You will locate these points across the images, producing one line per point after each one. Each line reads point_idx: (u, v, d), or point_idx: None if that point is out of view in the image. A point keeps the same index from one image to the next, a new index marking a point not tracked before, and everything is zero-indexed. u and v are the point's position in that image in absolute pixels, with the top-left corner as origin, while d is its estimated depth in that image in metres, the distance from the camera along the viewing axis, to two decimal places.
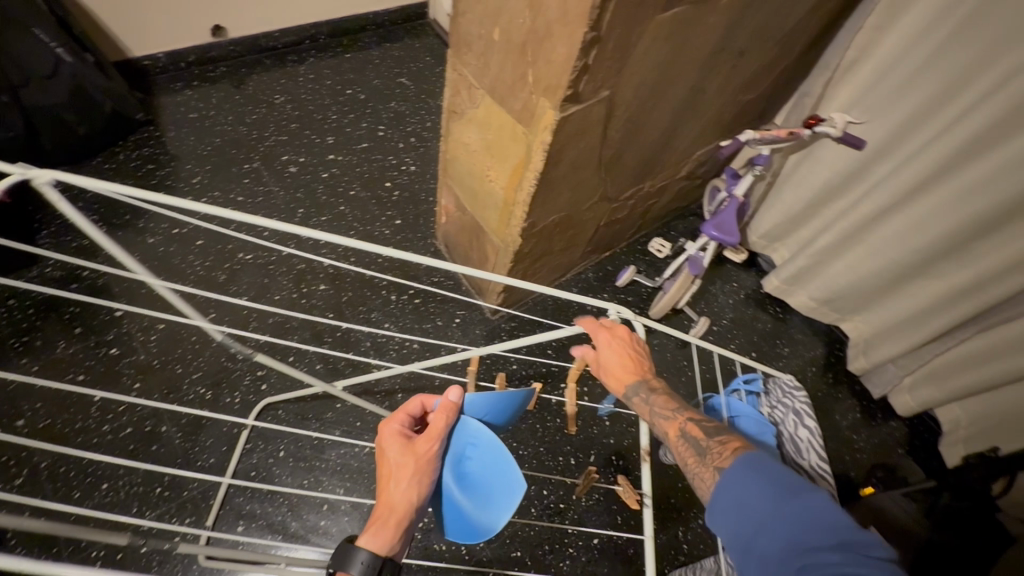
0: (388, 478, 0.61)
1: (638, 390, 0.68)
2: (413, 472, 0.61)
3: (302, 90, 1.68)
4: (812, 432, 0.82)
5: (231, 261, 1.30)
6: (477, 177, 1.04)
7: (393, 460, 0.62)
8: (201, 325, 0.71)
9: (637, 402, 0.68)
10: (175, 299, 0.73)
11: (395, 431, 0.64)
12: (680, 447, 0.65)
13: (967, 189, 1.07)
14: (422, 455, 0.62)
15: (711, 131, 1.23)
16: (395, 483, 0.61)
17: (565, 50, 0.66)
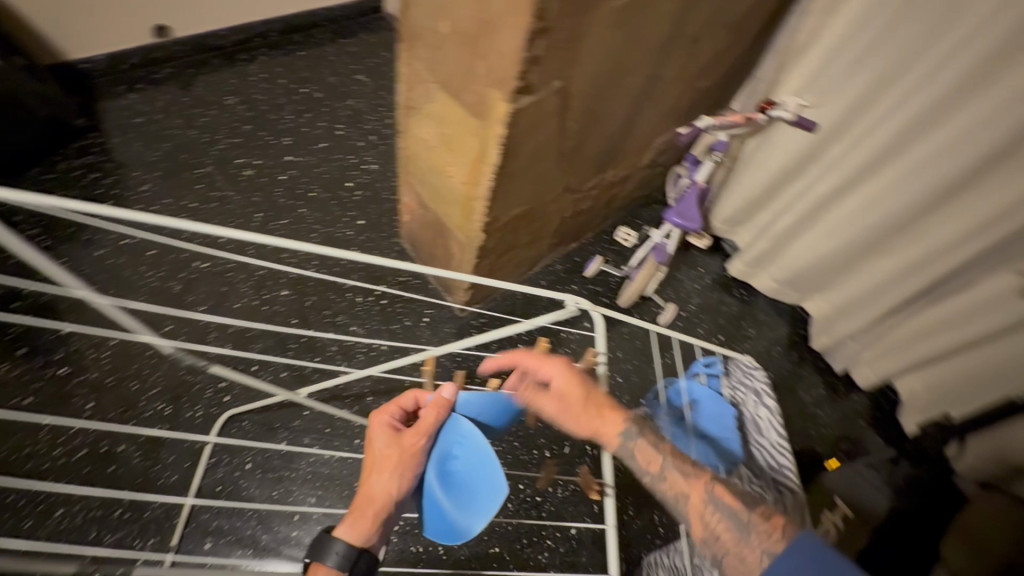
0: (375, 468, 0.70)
1: (625, 436, 0.73)
2: (395, 465, 0.69)
3: (255, 90, 1.62)
4: (772, 410, 0.89)
5: (186, 270, 1.25)
6: (436, 174, 1.02)
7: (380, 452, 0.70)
8: (151, 343, 0.67)
9: (627, 446, 0.73)
10: (121, 316, 0.69)
11: (386, 425, 0.73)
12: (716, 518, 0.66)
13: (914, 168, 1.11)
14: (405, 450, 0.70)
15: (669, 119, 1.24)
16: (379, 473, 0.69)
17: (513, 41, 0.65)
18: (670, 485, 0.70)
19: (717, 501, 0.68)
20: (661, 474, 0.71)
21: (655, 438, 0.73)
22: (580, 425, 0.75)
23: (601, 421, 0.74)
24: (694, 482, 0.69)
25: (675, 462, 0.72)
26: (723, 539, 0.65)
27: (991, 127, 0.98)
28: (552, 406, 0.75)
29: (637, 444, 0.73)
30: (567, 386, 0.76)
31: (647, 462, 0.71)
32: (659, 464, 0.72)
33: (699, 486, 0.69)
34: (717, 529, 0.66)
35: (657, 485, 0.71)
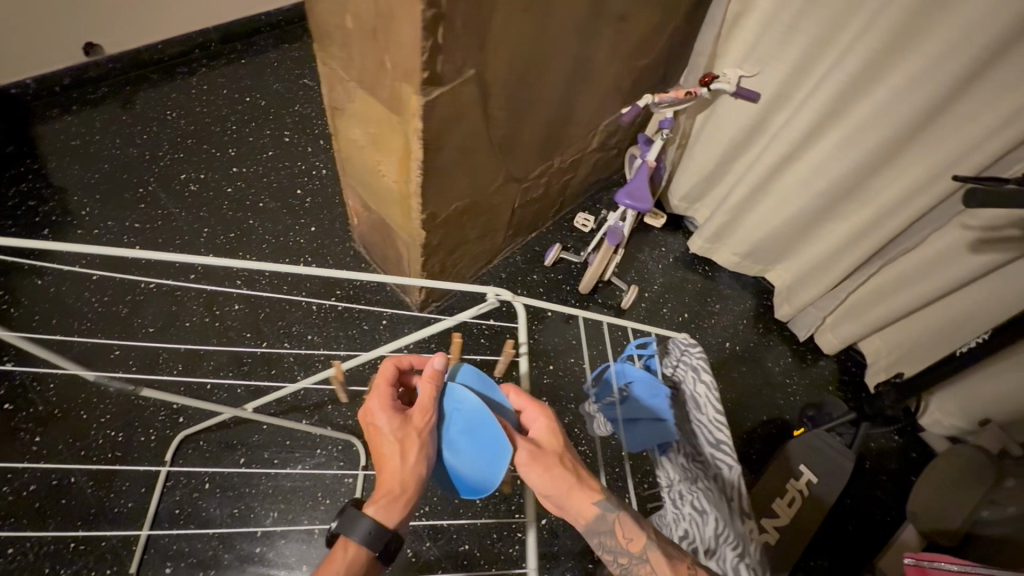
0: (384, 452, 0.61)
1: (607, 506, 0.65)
2: (415, 442, 0.61)
3: (196, 103, 1.58)
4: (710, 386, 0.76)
5: (132, 292, 1.23)
6: (371, 173, 1.00)
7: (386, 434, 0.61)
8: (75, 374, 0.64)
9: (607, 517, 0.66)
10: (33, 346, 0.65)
11: (384, 406, 0.63)
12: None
13: (856, 130, 1.09)
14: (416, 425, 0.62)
15: (611, 100, 1.23)
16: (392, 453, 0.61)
17: (410, 32, 0.64)
18: (652, 569, 0.64)
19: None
20: (641, 554, 0.66)
21: (636, 514, 0.68)
22: (550, 484, 0.65)
23: (585, 483, 0.66)
24: (677, 565, 0.64)
25: (658, 544, 0.66)
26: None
27: (925, 84, 0.96)
28: (525, 453, 0.65)
29: (618, 517, 0.66)
30: (549, 437, 0.68)
31: (629, 540, 0.66)
32: (641, 543, 0.66)
33: (681, 569, 0.64)
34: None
35: (633, 567, 0.65)
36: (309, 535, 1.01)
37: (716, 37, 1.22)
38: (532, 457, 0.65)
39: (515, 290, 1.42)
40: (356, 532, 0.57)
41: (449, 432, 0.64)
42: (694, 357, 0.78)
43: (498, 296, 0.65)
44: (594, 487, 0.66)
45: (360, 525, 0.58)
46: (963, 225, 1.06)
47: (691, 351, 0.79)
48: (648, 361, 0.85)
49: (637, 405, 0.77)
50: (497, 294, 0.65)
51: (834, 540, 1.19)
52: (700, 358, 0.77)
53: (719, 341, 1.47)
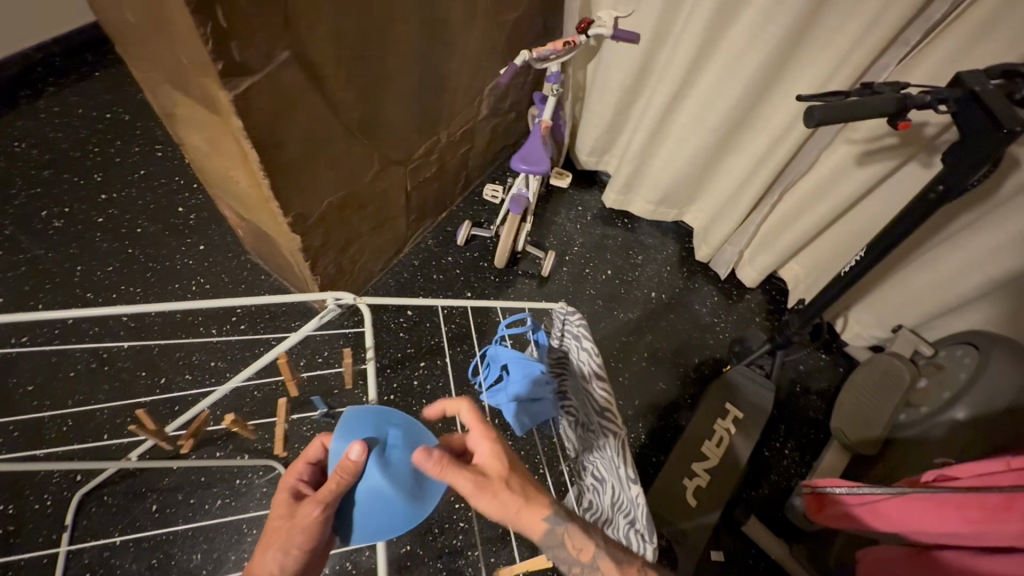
0: (279, 530, 0.55)
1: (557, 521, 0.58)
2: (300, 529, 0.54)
3: (48, 129, 1.42)
4: (591, 353, 0.78)
5: (3, 350, 1.11)
6: (228, 181, 0.91)
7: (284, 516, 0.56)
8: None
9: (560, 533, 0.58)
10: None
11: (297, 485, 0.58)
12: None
13: (734, 57, 1.06)
14: (316, 505, 0.54)
15: (487, 61, 1.15)
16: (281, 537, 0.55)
17: (182, 19, 0.55)
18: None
19: None
20: (592, 562, 0.60)
21: (584, 521, 0.62)
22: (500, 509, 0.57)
23: (529, 499, 0.58)
24: (625, 569, 0.59)
25: (606, 549, 0.61)
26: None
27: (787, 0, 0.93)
28: (467, 483, 0.56)
29: (567, 528, 0.59)
30: (490, 457, 0.60)
31: (580, 550, 0.59)
32: (592, 550, 0.60)
33: (630, 573, 0.59)
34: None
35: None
36: (239, 569, 0.97)
37: None
38: (477, 486, 0.57)
39: (430, 274, 1.36)
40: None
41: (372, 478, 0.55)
42: (574, 326, 0.81)
43: (338, 301, 0.64)
44: (540, 501, 0.59)
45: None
46: (847, 140, 1.06)
47: (571, 318, 0.83)
48: (539, 335, 0.87)
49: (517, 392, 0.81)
50: (336, 299, 0.64)
51: (772, 466, 1.23)
52: (580, 325, 0.81)
53: (646, 293, 1.46)
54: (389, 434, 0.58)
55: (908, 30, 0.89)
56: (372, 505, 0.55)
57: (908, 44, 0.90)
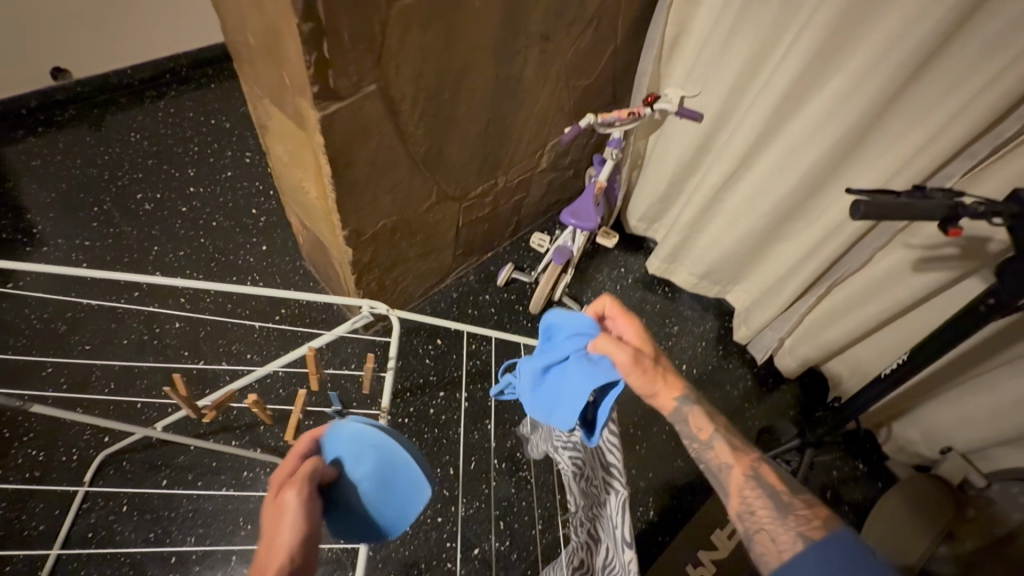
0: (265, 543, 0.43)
1: (687, 402, 0.62)
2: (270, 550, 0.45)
3: (161, 126, 1.61)
4: None
5: (74, 309, 1.22)
6: (299, 192, 1.00)
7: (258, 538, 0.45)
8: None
9: (689, 410, 0.63)
10: None
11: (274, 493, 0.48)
12: (749, 489, 0.59)
13: (794, 146, 1.08)
14: (290, 507, 0.44)
15: (553, 119, 1.23)
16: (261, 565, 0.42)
17: (293, 47, 0.64)
18: (715, 456, 0.62)
19: (759, 477, 0.60)
20: (708, 442, 0.63)
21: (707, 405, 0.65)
22: (647, 379, 0.61)
23: (672, 381, 0.63)
24: (741, 456, 0.62)
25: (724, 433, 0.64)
26: (756, 504, 0.58)
27: (853, 101, 0.95)
28: (627, 354, 0.61)
29: (693, 409, 0.63)
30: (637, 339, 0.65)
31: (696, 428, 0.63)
32: (710, 432, 0.63)
33: (744, 459, 0.62)
34: (754, 501, 0.58)
35: (703, 453, 0.63)
36: (226, 561, 0.98)
37: (657, 58, 1.21)
38: (635, 360, 0.61)
39: (466, 309, 1.40)
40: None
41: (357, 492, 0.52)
42: None
43: (373, 309, 0.68)
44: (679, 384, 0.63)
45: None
46: (905, 244, 1.03)
47: None
48: None
49: (559, 366, 0.66)
50: (372, 307, 0.68)
51: None
52: None
53: (677, 364, 1.43)
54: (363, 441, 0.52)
55: (978, 142, 0.87)
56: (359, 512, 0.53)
57: (976, 157, 0.88)
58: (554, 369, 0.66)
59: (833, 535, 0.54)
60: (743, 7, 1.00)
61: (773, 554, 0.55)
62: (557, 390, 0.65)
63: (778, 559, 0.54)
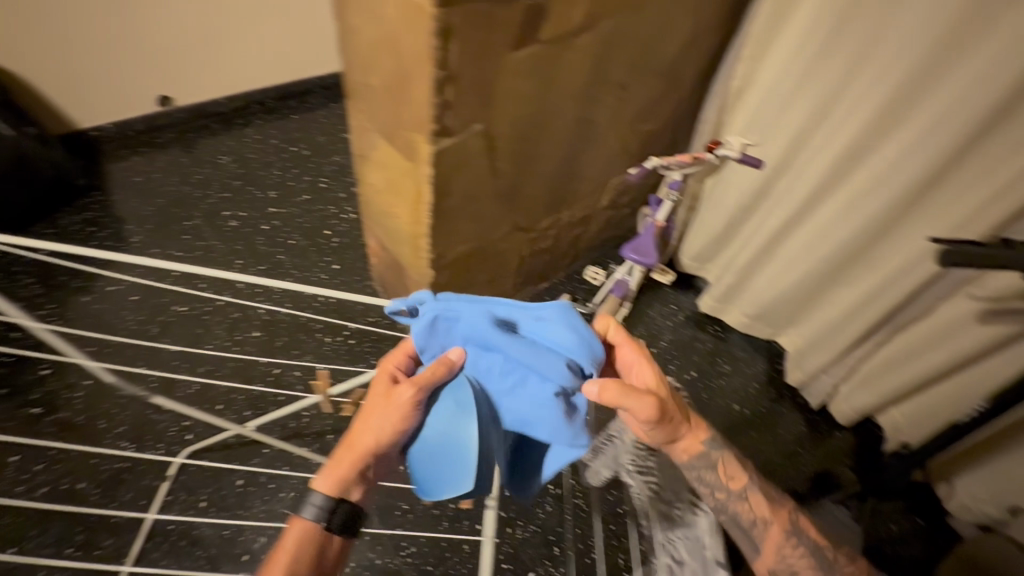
0: (369, 413, 0.67)
1: (716, 448, 0.76)
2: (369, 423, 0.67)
3: (247, 150, 1.75)
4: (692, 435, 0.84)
5: (165, 313, 1.32)
6: (388, 217, 1.08)
7: (379, 372, 0.71)
8: (77, 362, 0.73)
9: (718, 456, 0.77)
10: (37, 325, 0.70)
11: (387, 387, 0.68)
12: (783, 537, 0.77)
13: (856, 196, 1.12)
14: (394, 420, 0.65)
15: (619, 160, 1.30)
16: (361, 420, 0.68)
17: (422, 89, 0.73)
18: (748, 506, 0.78)
19: (789, 526, 0.78)
20: (740, 491, 0.78)
21: (735, 455, 0.79)
22: (666, 422, 0.72)
23: (695, 422, 0.77)
24: (772, 507, 0.78)
25: (752, 483, 0.79)
26: (798, 564, 0.75)
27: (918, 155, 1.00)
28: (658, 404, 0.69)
29: (722, 457, 0.77)
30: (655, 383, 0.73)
31: (730, 479, 0.77)
32: (741, 482, 0.78)
33: (774, 509, 0.78)
34: (795, 558, 0.76)
35: (735, 502, 0.78)
36: None
37: (720, 109, 1.27)
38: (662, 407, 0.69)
39: None
40: (304, 508, 0.68)
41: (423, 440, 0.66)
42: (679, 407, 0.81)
43: None
44: (702, 429, 0.77)
45: (313, 495, 0.68)
46: (970, 296, 1.06)
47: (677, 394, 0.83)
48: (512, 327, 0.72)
49: (537, 376, 0.65)
50: None
51: None
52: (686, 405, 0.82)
53: (728, 403, 1.44)
54: (467, 441, 0.63)
55: None
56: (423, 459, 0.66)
57: None
58: (529, 375, 0.65)
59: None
60: (810, 65, 1.07)
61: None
62: (513, 395, 0.66)
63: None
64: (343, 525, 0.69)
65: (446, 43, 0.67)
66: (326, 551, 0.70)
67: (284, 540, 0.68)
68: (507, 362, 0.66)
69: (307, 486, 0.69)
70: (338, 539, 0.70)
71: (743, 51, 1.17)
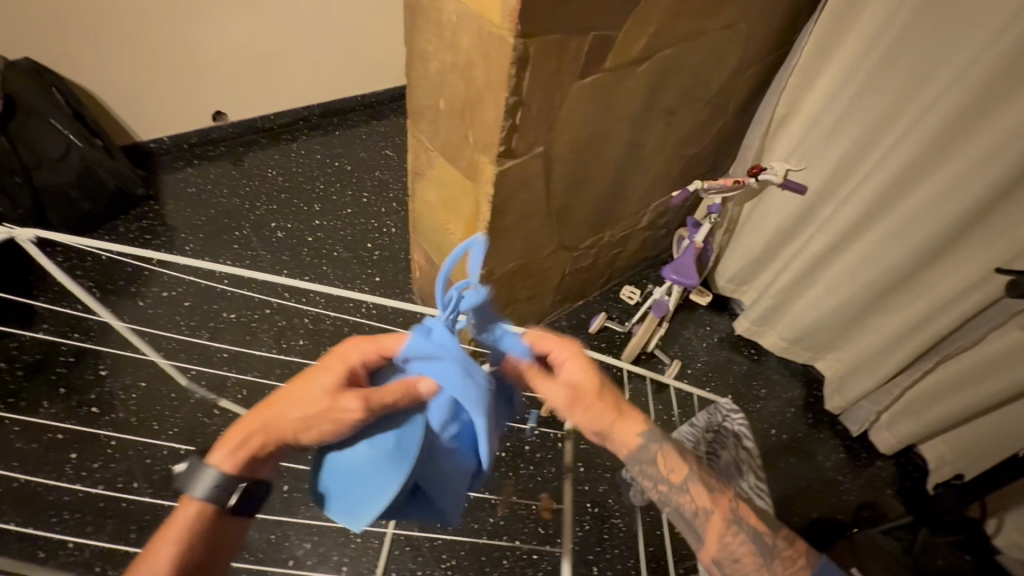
0: (301, 398, 0.54)
1: (654, 441, 0.61)
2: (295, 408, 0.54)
3: (294, 164, 1.81)
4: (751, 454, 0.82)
5: (216, 319, 1.36)
6: (439, 232, 1.11)
7: (334, 359, 0.56)
8: (151, 358, 0.83)
9: (656, 449, 0.61)
10: (127, 334, 0.81)
11: (330, 380, 0.54)
12: (729, 532, 0.62)
13: (904, 224, 1.12)
14: (318, 429, 0.52)
15: (661, 183, 1.32)
16: (287, 404, 0.55)
17: (493, 114, 0.76)
18: (691, 500, 0.63)
19: (738, 517, 0.63)
20: (681, 484, 0.63)
21: (677, 444, 0.65)
22: (587, 420, 0.58)
23: (631, 415, 0.60)
24: (715, 497, 0.63)
25: (696, 474, 0.65)
26: (741, 554, 0.61)
27: (969, 185, 1.00)
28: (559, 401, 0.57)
29: (660, 448, 0.62)
30: (581, 377, 0.58)
31: (671, 471, 0.63)
32: (681, 474, 0.63)
33: (719, 500, 0.63)
34: (739, 548, 0.61)
35: (676, 496, 0.63)
36: (337, 571, 1.04)
37: (764, 134, 1.28)
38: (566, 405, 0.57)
39: None
40: (196, 490, 0.56)
41: (345, 463, 0.52)
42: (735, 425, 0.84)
43: None
44: (638, 415, 0.61)
45: (207, 472, 0.56)
46: None
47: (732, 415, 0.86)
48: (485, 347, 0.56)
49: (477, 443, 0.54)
50: None
51: None
52: (743, 424, 0.84)
53: (766, 428, 1.43)
54: (381, 492, 0.50)
55: None
56: (333, 478, 0.53)
57: None
58: (478, 432, 0.53)
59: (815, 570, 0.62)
60: (857, 95, 1.09)
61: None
62: (443, 454, 0.53)
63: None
64: (244, 507, 0.58)
65: (521, 72, 0.71)
66: (221, 536, 0.59)
67: (171, 520, 0.57)
68: (457, 414, 0.52)
69: (203, 459, 0.56)
70: (235, 523, 0.59)
71: (789, 80, 1.18)
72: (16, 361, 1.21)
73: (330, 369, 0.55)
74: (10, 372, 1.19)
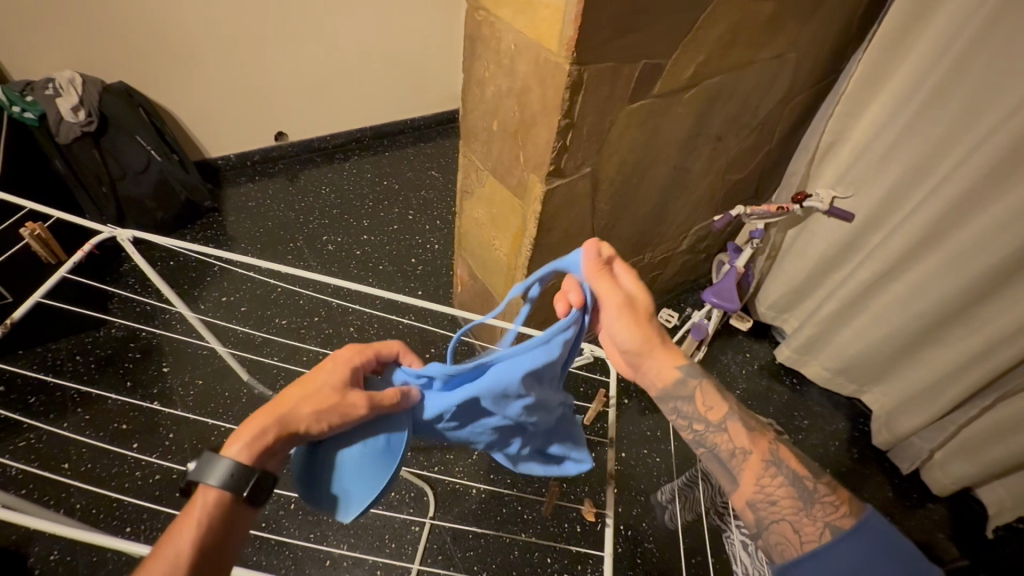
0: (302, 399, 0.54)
1: (691, 376, 0.62)
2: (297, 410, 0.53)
3: (345, 182, 1.91)
4: None
5: (269, 324, 1.44)
6: (485, 247, 1.16)
7: (332, 361, 0.57)
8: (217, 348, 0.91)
9: (691, 386, 0.62)
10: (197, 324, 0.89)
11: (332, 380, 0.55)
12: (764, 473, 0.58)
13: (957, 255, 1.09)
14: (327, 423, 0.53)
15: (703, 207, 1.33)
16: (292, 404, 0.53)
17: (546, 136, 0.81)
18: (728, 440, 0.60)
19: (779, 461, 0.59)
20: (720, 425, 0.61)
21: (719, 385, 0.64)
22: (632, 342, 0.61)
23: (670, 349, 0.63)
24: (755, 439, 0.60)
25: (738, 417, 0.62)
26: (778, 498, 0.56)
27: None
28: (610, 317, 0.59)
29: (698, 385, 0.62)
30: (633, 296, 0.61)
31: (708, 408, 0.62)
32: (720, 414, 0.62)
33: (761, 443, 0.60)
34: (776, 491, 0.57)
35: (710, 436, 0.61)
36: (371, 574, 1.06)
37: (809, 161, 1.29)
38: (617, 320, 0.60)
39: None
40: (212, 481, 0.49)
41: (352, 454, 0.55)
42: None
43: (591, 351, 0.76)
44: (677, 350, 0.63)
45: (218, 465, 0.49)
46: None
47: None
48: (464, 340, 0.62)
49: (485, 413, 0.58)
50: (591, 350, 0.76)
51: None
52: None
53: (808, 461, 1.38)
54: (380, 483, 0.54)
55: None
56: (342, 471, 0.55)
57: None
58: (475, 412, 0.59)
59: (864, 518, 0.53)
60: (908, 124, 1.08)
61: (793, 544, 0.54)
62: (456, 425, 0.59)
63: (798, 549, 0.53)
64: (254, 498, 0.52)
65: (575, 96, 0.75)
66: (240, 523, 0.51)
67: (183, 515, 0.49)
68: (457, 407, 0.57)
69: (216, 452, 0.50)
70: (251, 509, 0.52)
71: (836, 108, 1.19)
72: (89, 354, 1.31)
73: (331, 370, 0.56)
74: (84, 364, 1.29)
